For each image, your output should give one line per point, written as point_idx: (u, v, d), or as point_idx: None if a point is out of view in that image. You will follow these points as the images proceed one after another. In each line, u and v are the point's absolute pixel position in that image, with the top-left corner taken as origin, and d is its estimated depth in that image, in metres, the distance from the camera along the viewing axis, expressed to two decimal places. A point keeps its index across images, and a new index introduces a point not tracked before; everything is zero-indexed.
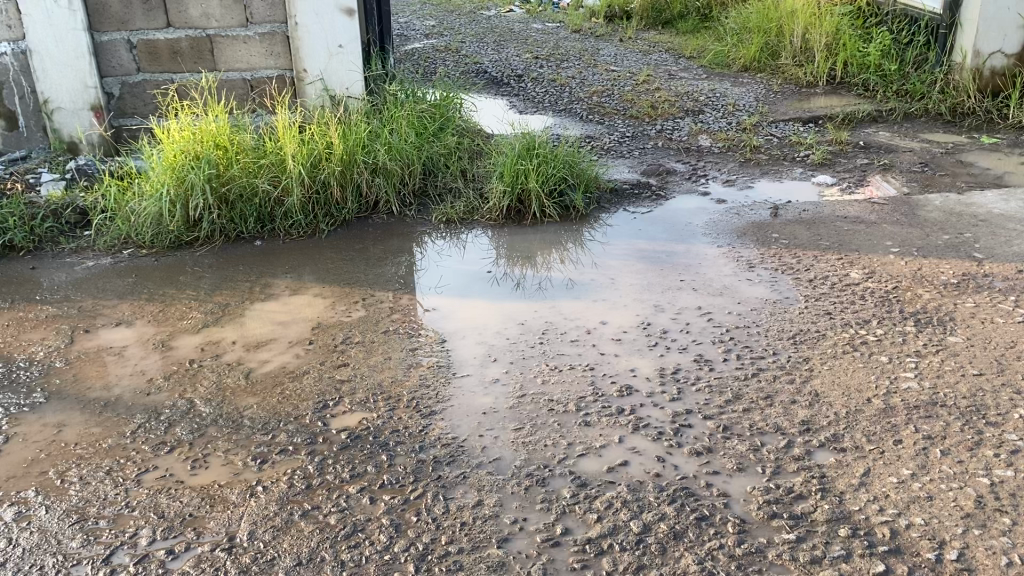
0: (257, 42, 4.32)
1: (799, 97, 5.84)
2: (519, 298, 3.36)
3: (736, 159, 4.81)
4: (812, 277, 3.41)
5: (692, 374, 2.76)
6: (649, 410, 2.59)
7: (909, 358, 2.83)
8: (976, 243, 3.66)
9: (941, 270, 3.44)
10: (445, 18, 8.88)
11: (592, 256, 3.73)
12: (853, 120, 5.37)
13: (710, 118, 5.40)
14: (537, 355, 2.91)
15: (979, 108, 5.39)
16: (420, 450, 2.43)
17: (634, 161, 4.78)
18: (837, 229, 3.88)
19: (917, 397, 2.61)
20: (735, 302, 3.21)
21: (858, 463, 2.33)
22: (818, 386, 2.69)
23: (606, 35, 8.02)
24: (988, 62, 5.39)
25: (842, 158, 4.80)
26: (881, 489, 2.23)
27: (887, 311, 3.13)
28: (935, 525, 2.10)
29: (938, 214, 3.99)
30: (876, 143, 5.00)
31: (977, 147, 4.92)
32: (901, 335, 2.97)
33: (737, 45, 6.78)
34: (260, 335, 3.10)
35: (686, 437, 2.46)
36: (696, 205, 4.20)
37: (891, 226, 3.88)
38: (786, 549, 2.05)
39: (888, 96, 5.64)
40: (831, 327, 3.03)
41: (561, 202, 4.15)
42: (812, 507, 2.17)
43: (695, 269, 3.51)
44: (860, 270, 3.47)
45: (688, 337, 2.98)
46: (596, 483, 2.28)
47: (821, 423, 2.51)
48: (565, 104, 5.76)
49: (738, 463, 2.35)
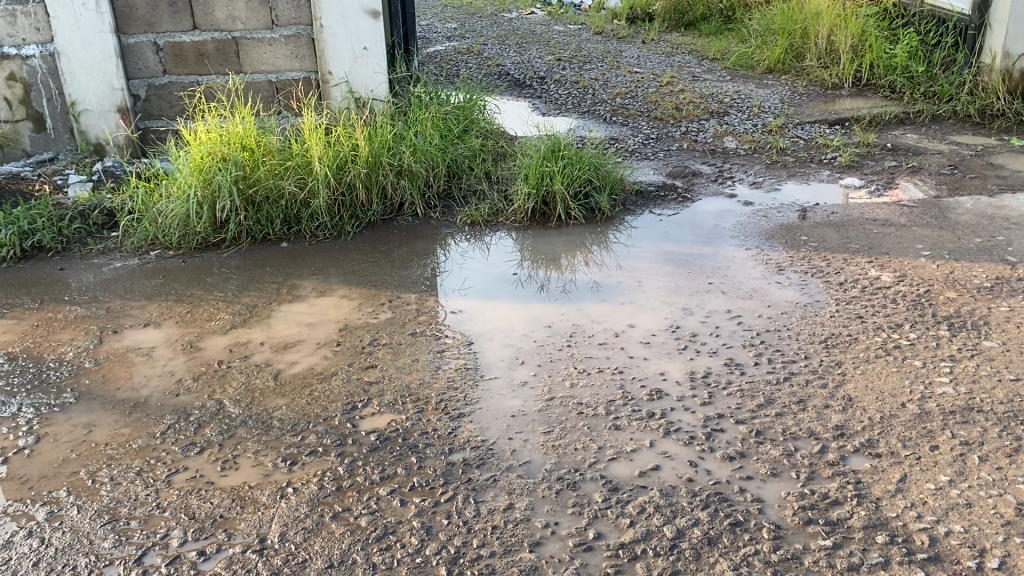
0: (282, 44, 4.33)
1: (824, 99, 5.80)
2: (545, 301, 3.34)
3: (762, 161, 4.77)
4: (843, 280, 3.37)
5: (723, 378, 2.74)
6: (680, 414, 2.56)
7: (944, 363, 2.78)
8: (1009, 246, 3.61)
9: (973, 274, 3.40)
10: (466, 21, 8.87)
11: (617, 258, 3.70)
12: (880, 122, 5.31)
13: (735, 120, 5.37)
14: (565, 358, 2.89)
15: (1008, 110, 5.31)
16: (450, 452, 2.42)
17: (659, 163, 4.75)
18: (867, 232, 3.83)
19: (953, 402, 2.57)
20: (764, 306, 3.18)
21: (894, 469, 2.30)
22: (851, 390, 2.66)
23: (628, 37, 7.99)
24: (1018, 63, 5.33)
25: (870, 160, 4.75)
26: (918, 495, 2.20)
27: (920, 315, 3.09)
28: (975, 532, 2.07)
29: (970, 217, 3.93)
30: (904, 145, 4.95)
31: (1008, 149, 4.86)
32: (935, 340, 2.93)
33: (761, 47, 6.74)
34: (287, 337, 3.10)
35: (719, 441, 2.44)
36: (722, 208, 4.17)
37: (921, 229, 3.84)
38: (823, 555, 2.02)
39: (915, 98, 5.58)
40: (864, 331, 2.99)
41: (586, 204, 4.13)
42: (848, 513, 2.14)
43: (723, 271, 3.48)
44: (890, 273, 3.43)
45: (718, 341, 2.95)
46: (628, 487, 2.26)
47: (855, 428, 2.47)
48: (588, 106, 5.75)
49: (772, 468, 2.32)
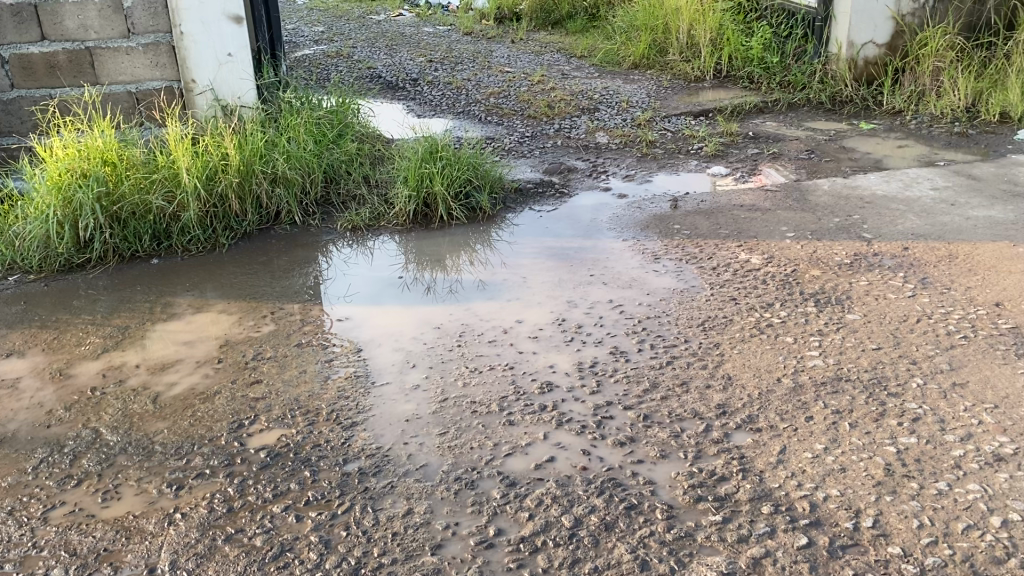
0: (141, 53, 4.15)
1: (688, 91, 6.02)
2: (432, 303, 3.33)
3: (634, 155, 4.91)
4: (715, 265, 3.51)
5: (609, 366, 2.80)
6: (571, 404, 2.61)
7: (813, 337, 2.94)
8: (864, 224, 3.84)
9: (834, 252, 3.60)
10: (334, 24, 8.73)
11: (500, 256, 3.74)
12: (741, 111, 5.56)
13: (605, 116, 5.50)
14: (456, 358, 2.90)
15: (856, 97, 5.66)
16: (344, 462, 2.38)
17: (535, 160, 4.82)
18: (735, 217, 4.00)
19: (823, 373, 2.73)
20: (644, 294, 3.28)
21: (774, 442, 2.41)
22: (730, 369, 2.77)
23: (497, 36, 8.07)
24: (862, 52, 5.68)
25: (733, 149, 4.96)
26: (797, 465, 2.31)
27: (788, 293, 3.26)
28: (850, 495, 2.19)
29: (828, 198, 4.16)
30: (765, 133, 5.19)
31: (857, 133, 5.17)
32: (803, 316, 3.09)
33: (626, 43, 6.93)
34: (163, 357, 2.97)
35: (610, 428, 2.50)
36: (598, 201, 4.27)
37: (784, 212, 4.04)
38: (713, 530, 2.10)
39: (773, 87, 5.87)
40: (738, 312, 3.13)
41: (467, 204, 4.15)
42: (735, 488, 2.24)
43: (603, 263, 3.57)
44: (759, 255, 3.60)
45: (603, 330, 3.03)
46: (524, 481, 2.28)
47: (735, 405, 2.58)
48: (463, 106, 5.77)
49: (661, 451, 2.39)
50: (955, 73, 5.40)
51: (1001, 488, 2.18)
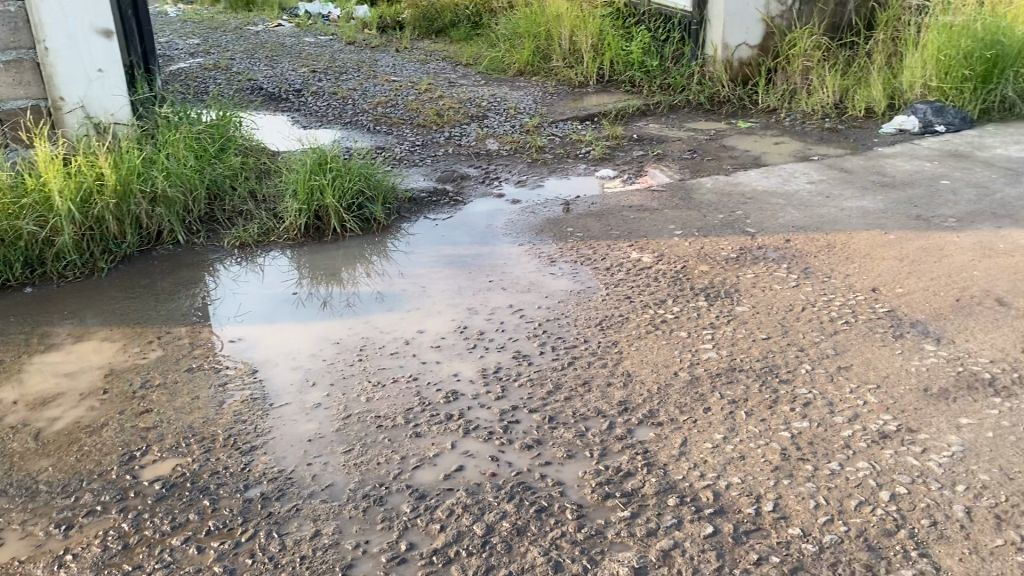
0: (2, 71, 3.90)
1: (573, 96, 6.12)
2: (329, 318, 3.26)
3: (524, 160, 4.95)
4: (609, 265, 3.58)
5: (513, 371, 2.81)
6: (477, 412, 2.61)
7: (706, 330, 3.03)
8: (747, 220, 3.98)
9: (721, 247, 3.72)
10: (210, 35, 8.48)
11: (397, 266, 3.70)
12: (625, 115, 5.69)
13: (494, 122, 5.53)
14: (357, 373, 2.85)
15: (732, 97, 5.88)
16: (246, 488, 2.30)
17: (427, 169, 4.80)
18: (626, 218, 4.09)
19: (717, 365, 2.81)
20: (542, 297, 3.31)
21: (675, 434, 2.47)
22: (629, 366, 2.82)
23: (381, 45, 8.01)
24: (736, 54, 5.90)
25: (620, 152, 5.07)
26: (699, 455, 2.38)
27: (680, 289, 3.35)
28: (750, 481, 2.27)
29: (712, 196, 4.30)
30: (649, 135, 5.33)
31: (736, 132, 5.36)
32: (696, 311, 3.18)
33: (510, 50, 6.98)
34: (43, 391, 2.81)
35: (516, 433, 2.50)
36: (492, 207, 4.28)
37: (672, 211, 4.15)
38: (623, 526, 2.13)
39: (654, 90, 6.04)
40: (633, 309, 3.19)
41: (360, 215, 4.09)
42: (641, 483, 2.28)
43: (500, 268, 3.58)
44: (650, 254, 3.68)
45: (504, 335, 3.04)
46: (434, 493, 2.26)
47: (637, 401, 2.63)
48: (349, 116, 5.69)
49: (568, 451, 2.41)
50: (822, 72, 5.68)
51: (887, 463, 2.30)
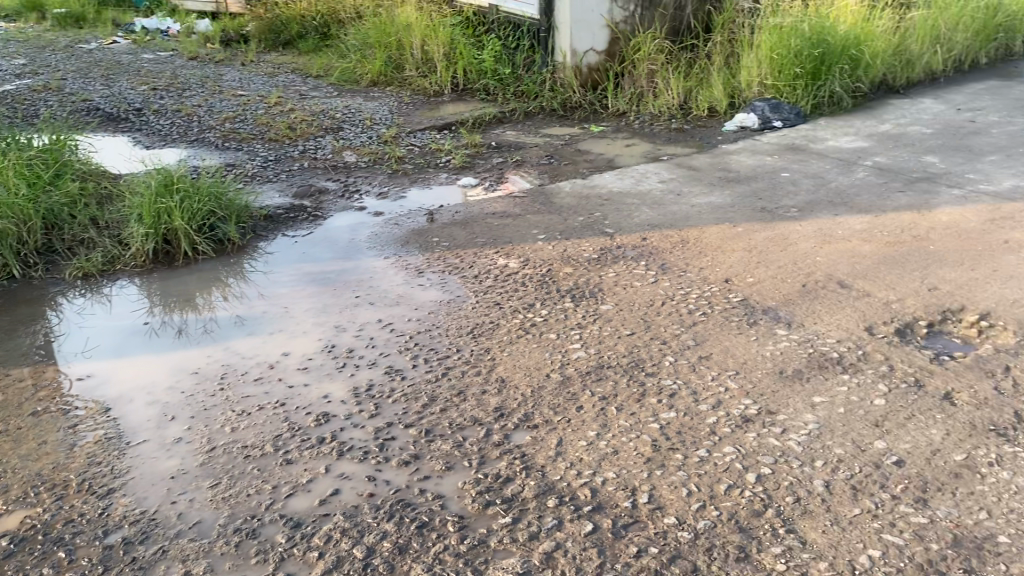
0: None
1: (428, 106, 6.11)
2: (187, 347, 3.11)
3: (383, 171, 4.89)
4: (476, 273, 3.57)
5: (386, 387, 2.76)
6: (350, 432, 2.54)
7: (573, 331, 3.07)
8: (606, 221, 4.07)
9: (582, 248, 3.79)
10: (37, 54, 7.97)
11: (258, 287, 3.57)
12: (481, 122, 5.73)
13: (350, 134, 5.45)
14: (221, 402, 2.72)
15: (584, 102, 6.03)
16: (105, 535, 2.16)
17: (282, 185, 4.66)
18: (489, 225, 4.10)
19: (587, 364, 2.86)
20: (411, 309, 3.27)
21: (551, 436, 2.49)
22: (502, 372, 2.83)
23: (226, 60, 7.75)
24: (585, 59, 6.04)
25: (479, 159, 5.09)
26: (574, 455, 2.40)
27: (546, 293, 3.38)
28: (626, 475, 2.31)
29: (571, 199, 4.38)
30: (506, 142, 5.39)
31: (589, 136, 5.49)
32: (563, 312, 3.22)
33: (361, 61, 6.90)
34: None
35: (392, 450, 2.46)
36: (353, 221, 4.21)
37: (533, 216, 4.19)
38: (505, 533, 2.13)
39: (508, 98, 6.14)
40: (503, 316, 3.20)
41: (213, 236, 3.93)
42: (520, 487, 2.28)
43: (366, 283, 3.52)
44: (515, 259, 3.70)
45: (374, 351, 2.98)
46: (310, 519, 2.19)
47: (511, 406, 2.64)
48: (196, 134, 5.47)
49: (446, 463, 2.39)
50: (666, 75, 5.90)
51: (752, 446, 2.39)
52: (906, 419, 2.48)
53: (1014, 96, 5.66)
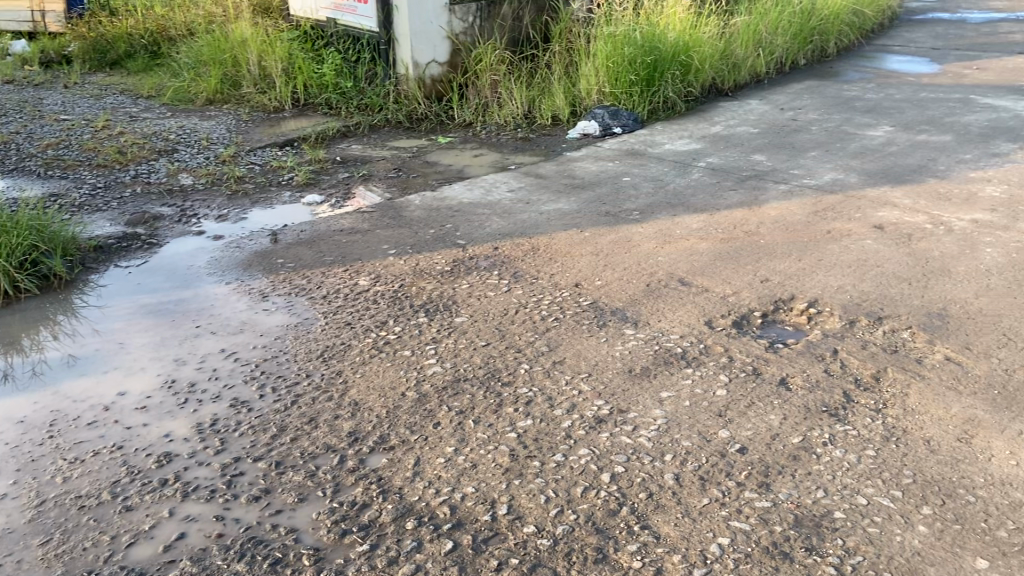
0: None
1: (269, 123, 5.93)
2: (9, 394, 2.88)
3: (223, 193, 4.70)
4: (325, 293, 3.48)
5: (232, 421, 2.64)
6: (195, 471, 2.42)
7: (428, 346, 3.01)
8: (457, 232, 4.03)
9: (434, 261, 3.72)
10: None
11: (88, 323, 3.35)
12: (325, 138, 5.61)
13: (186, 156, 5.21)
14: (49, 451, 2.53)
15: (430, 113, 6.00)
16: None
17: (113, 213, 4.40)
18: (337, 242, 4.00)
19: (443, 378, 2.80)
20: (256, 336, 3.15)
21: (407, 456, 2.45)
22: (355, 394, 2.76)
23: (46, 83, 7.28)
24: (427, 71, 6.03)
25: (324, 176, 4.98)
26: (432, 472, 2.37)
27: (399, 308, 3.30)
28: (484, 488, 2.30)
29: (420, 212, 4.33)
30: (351, 157, 5.30)
31: (436, 147, 5.48)
32: (417, 328, 3.14)
33: (195, 79, 6.63)
34: None
35: (241, 485, 2.35)
36: (193, 247, 4.02)
37: (383, 231, 4.12)
38: (363, 560, 2.07)
39: (352, 112, 6.03)
40: (354, 336, 3.11)
41: (36, 272, 3.66)
42: (377, 512, 2.23)
43: (208, 312, 3.36)
44: (366, 277, 3.60)
45: (219, 384, 2.85)
46: (154, 569, 2.06)
47: (366, 429, 2.58)
48: (15, 163, 5.09)
49: (299, 494, 2.31)
50: (509, 85, 5.96)
51: (605, 447, 2.43)
52: (747, 407, 2.59)
53: (829, 96, 6.07)
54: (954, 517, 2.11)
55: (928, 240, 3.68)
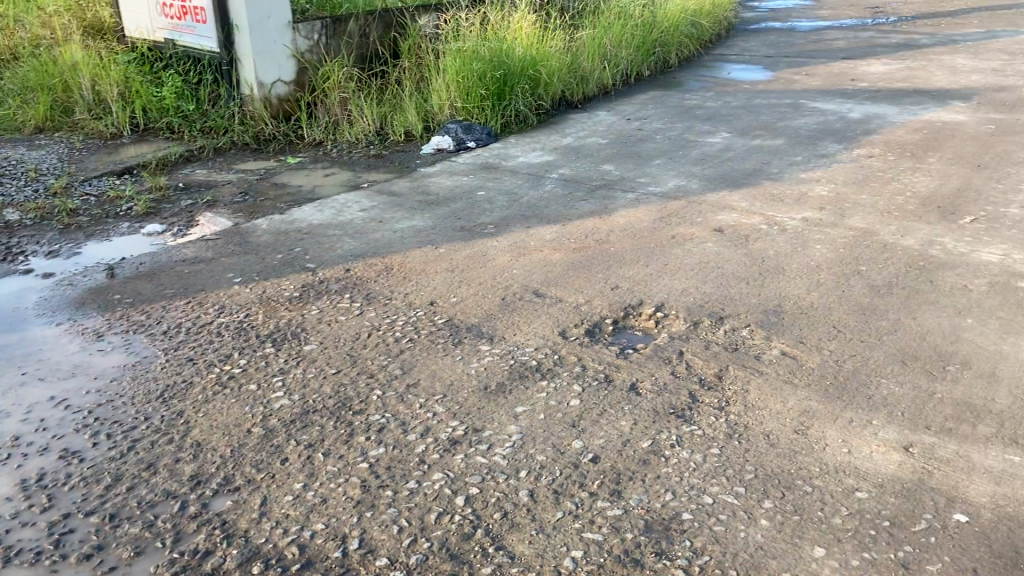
0: None
1: (106, 150, 5.63)
2: None
3: (54, 227, 4.41)
4: (166, 329, 3.30)
5: (61, 474, 2.46)
6: (18, 533, 2.24)
7: (276, 378, 2.90)
8: (306, 255, 3.93)
9: (283, 287, 3.61)
10: None
11: None
12: (167, 164, 5.37)
13: (11, 190, 4.87)
14: None
15: (278, 134, 5.84)
16: None
17: None
18: (179, 274, 3.82)
19: (291, 412, 2.70)
20: (90, 380, 2.95)
21: (254, 496, 2.34)
22: (198, 435, 2.62)
23: None
24: (273, 90, 5.86)
25: (166, 204, 4.75)
26: (279, 512, 2.28)
27: (245, 340, 3.17)
28: (335, 523, 2.22)
29: (268, 237, 4.19)
30: (195, 182, 5.09)
31: (286, 169, 5.33)
32: (264, 359, 3.03)
33: (22, 106, 6.22)
34: None
35: (70, 544, 2.19)
36: (19, 287, 3.75)
37: (229, 258, 3.96)
38: None
39: (195, 135, 5.79)
40: (197, 372, 2.97)
41: None
42: (221, 559, 2.12)
43: (35, 357, 3.13)
44: (210, 308, 3.45)
45: (47, 435, 2.65)
46: None
47: (209, 471, 2.46)
48: None
49: (135, 548, 2.17)
50: (359, 101, 5.89)
51: (459, 468, 2.39)
52: (599, 415, 2.61)
53: (673, 104, 6.29)
54: (793, 508, 2.19)
55: (764, 240, 3.85)
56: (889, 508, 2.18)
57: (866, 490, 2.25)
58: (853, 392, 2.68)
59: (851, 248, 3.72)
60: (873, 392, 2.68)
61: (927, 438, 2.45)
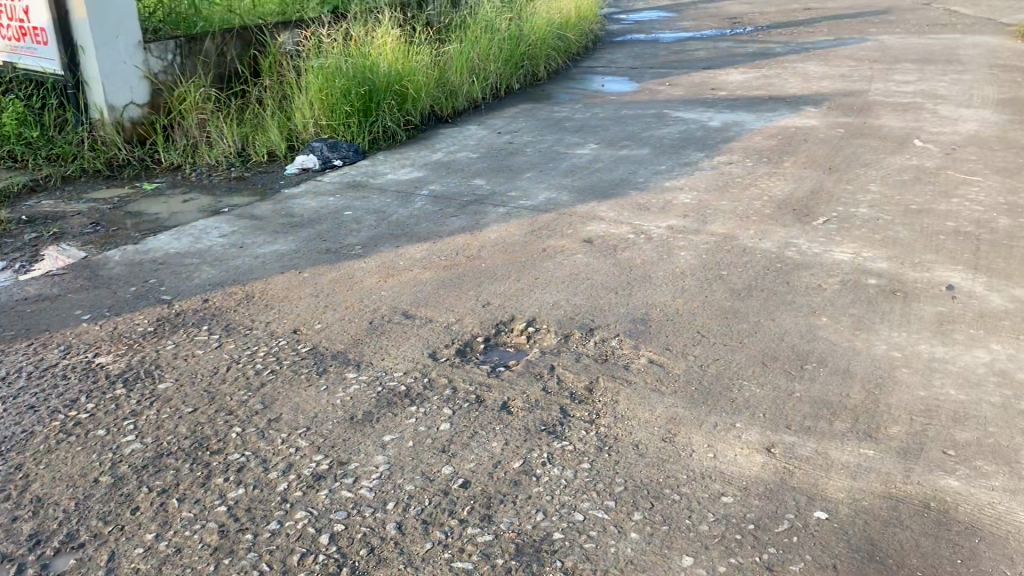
0: None
1: None
2: None
3: None
4: (5, 375, 3.05)
5: None
6: None
7: (126, 421, 2.72)
8: (162, 287, 3.73)
9: (136, 322, 3.41)
10: None
11: None
12: (9, 195, 5.01)
13: None
14: None
15: (132, 158, 5.55)
16: None
17: None
18: (20, 313, 3.55)
19: (143, 457, 2.54)
20: None
21: (100, 552, 2.17)
22: (38, 490, 2.42)
23: None
24: (125, 113, 5.57)
25: (8, 238, 4.43)
26: (129, 566, 2.12)
27: (93, 382, 2.97)
28: (190, 573, 2.09)
29: (121, 269, 3.96)
30: (41, 214, 4.77)
31: (142, 196, 5.07)
32: (113, 402, 2.83)
33: None
34: None
35: None
36: None
37: (77, 294, 3.71)
38: None
39: (41, 163, 5.39)
40: (38, 421, 2.75)
41: None
42: None
43: None
44: (55, 350, 3.22)
45: None
46: None
47: (51, 528, 2.27)
48: None
49: None
50: (219, 123, 5.70)
51: (324, 505, 2.29)
52: (470, 438, 2.56)
53: (541, 117, 6.34)
54: (662, 518, 2.20)
55: (632, 250, 3.90)
56: (753, 511, 2.22)
57: (732, 495, 2.28)
58: (717, 397, 2.72)
59: (713, 254, 3.81)
60: (735, 395, 2.73)
61: (787, 438, 2.51)
